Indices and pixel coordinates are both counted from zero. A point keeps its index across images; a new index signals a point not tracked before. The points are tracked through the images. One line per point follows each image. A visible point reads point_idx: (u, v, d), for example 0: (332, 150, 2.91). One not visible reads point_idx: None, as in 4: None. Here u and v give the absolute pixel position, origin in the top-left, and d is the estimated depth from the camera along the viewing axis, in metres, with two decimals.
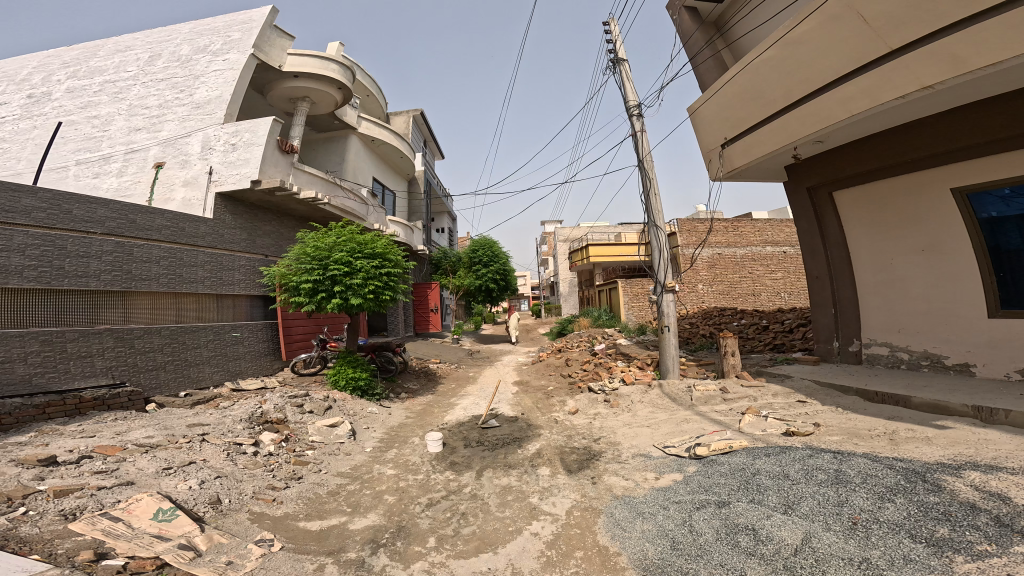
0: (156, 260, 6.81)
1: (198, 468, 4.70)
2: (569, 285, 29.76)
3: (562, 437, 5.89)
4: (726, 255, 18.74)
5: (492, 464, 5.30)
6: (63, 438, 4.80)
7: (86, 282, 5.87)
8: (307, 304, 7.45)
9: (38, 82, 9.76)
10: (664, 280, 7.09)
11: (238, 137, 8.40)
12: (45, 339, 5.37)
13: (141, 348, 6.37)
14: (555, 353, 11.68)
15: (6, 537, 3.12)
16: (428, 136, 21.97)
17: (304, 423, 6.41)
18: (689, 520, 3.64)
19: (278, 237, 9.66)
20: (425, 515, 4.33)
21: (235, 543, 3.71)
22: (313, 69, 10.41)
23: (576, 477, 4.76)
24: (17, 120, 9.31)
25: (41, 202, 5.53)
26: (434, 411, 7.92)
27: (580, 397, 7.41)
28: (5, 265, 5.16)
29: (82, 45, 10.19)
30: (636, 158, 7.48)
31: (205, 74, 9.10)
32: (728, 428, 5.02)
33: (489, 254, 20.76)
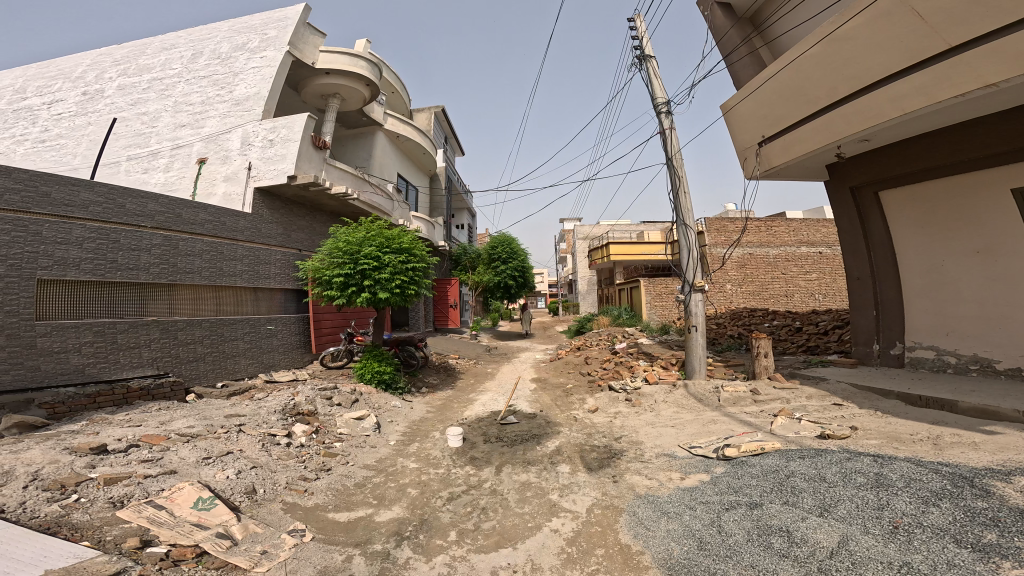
0: (199, 253, 7.11)
1: (235, 458, 4.88)
2: (589, 284, 29.61)
3: (584, 435, 5.81)
4: (758, 254, 18.24)
5: (511, 460, 5.30)
6: (111, 427, 5.06)
7: (136, 274, 6.18)
8: (339, 297, 7.66)
9: (92, 79, 10.39)
10: (693, 279, 6.92)
11: (275, 133, 8.70)
12: (98, 330, 5.67)
13: (184, 340, 6.67)
14: (574, 351, 11.60)
15: (60, 524, 3.35)
16: (450, 133, 22.28)
17: (333, 416, 6.55)
18: (719, 520, 3.58)
19: (311, 234, 9.96)
20: (447, 509, 4.36)
21: (269, 533, 3.85)
22: (342, 66, 10.73)
23: (597, 474, 4.69)
24: (74, 116, 9.98)
25: (98, 196, 5.86)
26: (454, 406, 7.99)
27: (601, 395, 7.32)
28: (64, 258, 5.47)
29: (130, 44, 10.80)
30: (665, 155, 7.38)
31: (243, 71, 9.51)
32: (759, 429, 4.83)
33: (507, 251, 20.94)
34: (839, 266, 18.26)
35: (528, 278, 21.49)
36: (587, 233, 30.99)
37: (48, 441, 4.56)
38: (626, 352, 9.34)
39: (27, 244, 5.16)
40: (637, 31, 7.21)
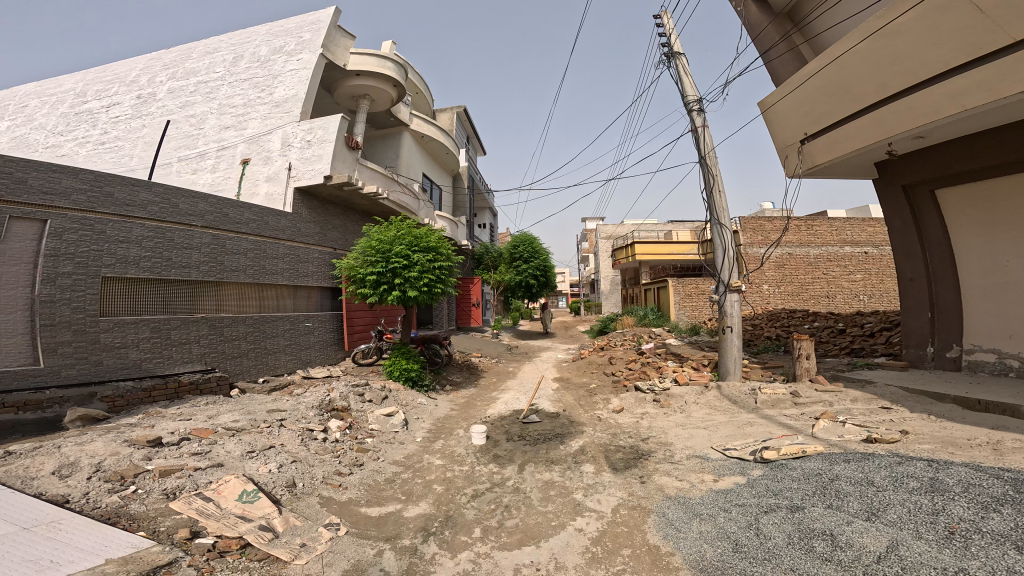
0: (244, 252, 7.49)
1: (277, 452, 5.07)
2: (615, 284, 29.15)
3: (608, 435, 5.68)
4: (798, 254, 17.48)
5: (535, 458, 5.25)
6: (165, 421, 5.36)
7: (187, 272, 6.58)
8: (371, 296, 7.90)
9: (145, 83, 11.20)
10: (729, 279, 6.72)
11: (312, 134, 9.08)
12: (154, 326, 6.07)
13: (230, 336, 7.03)
14: (598, 351, 11.36)
15: (119, 514, 3.63)
16: (472, 133, 22.59)
17: (365, 412, 6.70)
18: (756, 523, 3.45)
19: (345, 233, 10.28)
20: (471, 506, 4.36)
21: (307, 526, 4.01)
22: (372, 67, 11.11)
23: (623, 475, 4.58)
24: (130, 119, 10.78)
25: (155, 197, 6.28)
26: (477, 403, 8.02)
27: (627, 395, 7.12)
28: (127, 256, 5.89)
29: (178, 49, 11.56)
30: (698, 154, 7.26)
31: (282, 74, 10.03)
32: (799, 432, 4.58)
33: (529, 249, 20.73)
34: (887, 266, 17.25)
35: (550, 277, 21.11)
36: (612, 233, 30.38)
37: (109, 434, 4.89)
38: (653, 352, 9.08)
39: (92, 243, 5.58)
40: (664, 28, 7.13)
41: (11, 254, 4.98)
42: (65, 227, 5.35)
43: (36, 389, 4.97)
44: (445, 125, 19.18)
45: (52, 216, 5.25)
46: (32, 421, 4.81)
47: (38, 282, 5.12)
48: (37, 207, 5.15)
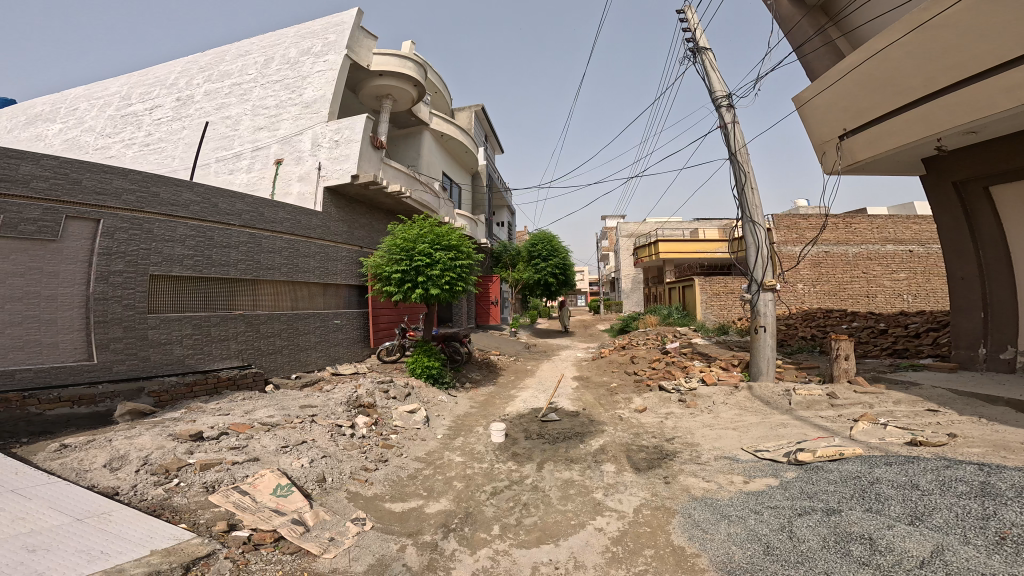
0: (279, 250, 7.74)
1: (309, 446, 5.18)
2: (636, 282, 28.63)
3: (630, 435, 5.54)
4: (836, 253, 16.70)
5: (554, 457, 5.18)
6: (206, 415, 5.55)
7: (226, 270, 6.81)
8: (397, 294, 8.06)
9: (183, 86, 11.50)
10: (763, 278, 6.51)
11: (339, 134, 9.26)
12: (196, 324, 6.32)
13: (265, 333, 7.28)
14: (618, 351, 11.06)
15: (164, 507, 3.84)
16: (489, 131, 22.58)
17: (390, 408, 6.80)
18: (789, 526, 3.31)
19: (371, 232, 10.47)
20: (490, 503, 4.35)
21: (336, 520, 4.12)
22: (395, 67, 11.32)
23: (646, 475, 4.47)
24: (172, 121, 11.19)
25: (197, 196, 6.48)
26: (496, 401, 8.03)
27: (650, 395, 6.91)
28: (172, 255, 6.14)
29: (212, 51, 11.81)
30: (728, 151, 7.11)
31: (310, 75, 10.28)
32: (837, 435, 4.35)
33: (546, 249, 20.99)
34: (933, 266, 16.42)
35: (569, 275, 21.35)
36: (634, 231, 29.79)
37: (155, 428, 5.10)
38: (678, 352, 8.82)
39: (140, 242, 5.82)
40: (688, 23, 7.05)
41: (69, 251, 5.27)
42: (117, 226, 5.61)
43: (89, 384, 5.25)
44: (464, 124, 19.23)
45: (105, 216, 5.51)
46: (85, 415, 5.09)
47: (92, 280, 5.39)
48: (91, 207, 5.41)
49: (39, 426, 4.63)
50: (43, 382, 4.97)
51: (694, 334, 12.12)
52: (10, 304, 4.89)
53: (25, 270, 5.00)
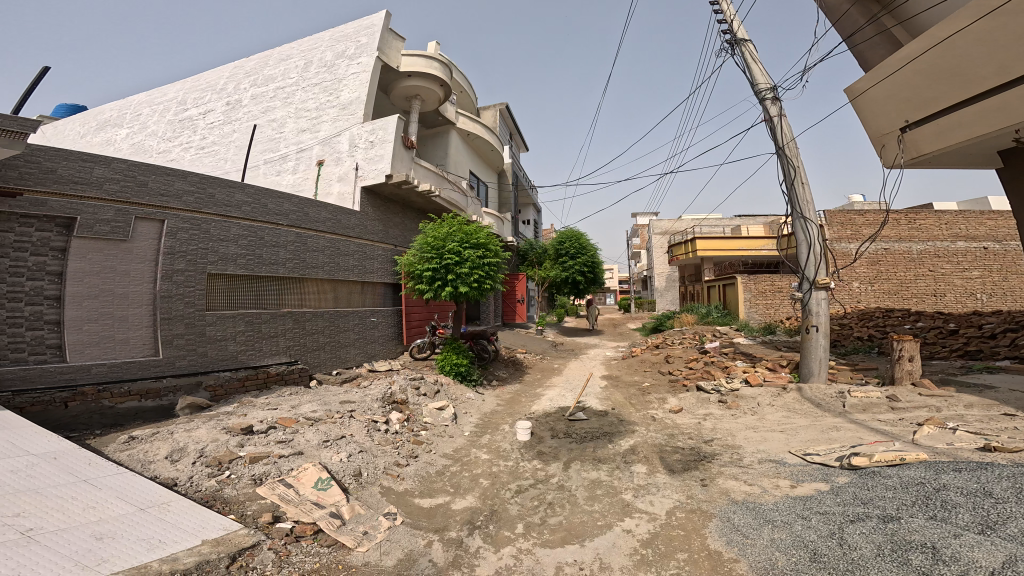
0: (322, 249, 8.02)
1: (348, 441, 5.31)
2: (670, 280, 27.65)
3: (663, 436, 5.28)
4: (897, 250, 15.52)
5: (582, 456, 5.03)
6: (256, 410, 5.79)
7: (276, 269, 7.14)
8: (427, 292, 8.19)
9: (231, 90, 12.00)
10: (816, 277, 6.19)
11: (374, 134, 9.41)
12: (248, 321, 6.63)
13: (310, 330, 7.61)
14: (652, 351, 10.59)
15: (216, 498, 4.08)
16: (512, 129, 21.97)
17: (420, 405, 6.88)
18: (840, 532, 3.05)
19: (405, 231, 10.60)
20: (515, 501, 4.30)
21: (369, 514, 4.21)
22: (421, 67, 11.21)
23: (682, 477, 4.28)
24: (224, 125, 11.60)
25: (248, 198, 6.81)
26: (522, 399, 7.97)
27: (686, 395, 6.53)
28: (226, 254, 6.46)
29: (256, 56, 12.24)
30: (776, 145, 6.87)
31: (346, 77, 10.41)
32: (897, 439, 3.99)
33: (575, 246, 20.03)
34: (1009, 264, 15.30)
35: (598, 274, 20.52)
36: (669, 229, 28.72)
37: (210, 422, 5.38)
38: (718, 353, 8.37)
39: (199, 242, 6.18)
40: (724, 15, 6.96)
41: (138, 250, 5.68)
42: (180, 227, 5.99)
43: (155, 378, 5.61)
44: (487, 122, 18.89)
45: (168, 216, 5.89)
46: (151, 408, 5.48)
47: (158, 278, 5.77)
48: (155, 207, 5.79)
49: (112, 419, 5.06)
50: (116, 376, 5.36)
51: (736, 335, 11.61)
52: (89, 302, 5.33)
53: (100, 269, 5.42)
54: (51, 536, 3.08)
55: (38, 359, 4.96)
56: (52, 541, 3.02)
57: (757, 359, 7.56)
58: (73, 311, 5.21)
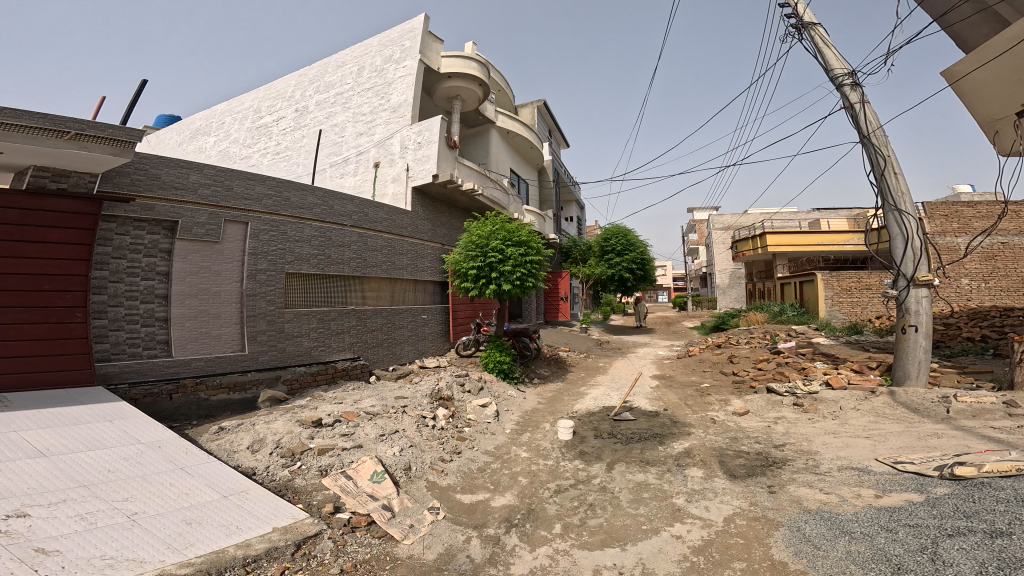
0: (380, 249, 8.42)
1: (399, 435, 5.39)
2: (733, 277, 25.07)
3: (724, 439, 4.81)
4: (1017, 244, 13.66)
5: (627, 458, 4.72)
6: (326, 404, 6.16)
7: (342, 268, 7.61)
8: (472, 289, 8.35)
9: (299, 97, 12.19)
10: (915, 273, 5.91)
11: (422, 135, 9.71)
12: (320, 318, 7.14)
13: (372, 327, 8.07)
14: (714, 351, 9.85)
15: (288, 489, 4.32)
16: (553, 125, 20.87)
17: (465, 402, 6.84)
18: (933, 547, 2.55)
19: (451, 230, 10.82)
20: (553, 501, 4.14)
21: (415, 507, 4.25)
22: (459, 67, 10.95)
23: (745, 483, 3.87)
24: (295, 131, 11.92)
25: (317, 199, 7.31)
26: (565, 398, 7.75)
27: (754, 398, 5.96)
28: (301, 254, 6.97)
29: (317, 63, 12.33)
30: (861, 133, 6.52)
31: (395, 81, 10.52)
32: (1013, 448, 3.36)
33: (622, 242, 19.02)
34: None
35: (648, 270, 19.42)
36: (732, 224, 25.79)
37: (287, 414, 5.75)
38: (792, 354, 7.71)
39: (277, 242, 6.68)
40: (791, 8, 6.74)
41: (227, 250, 6.17)
42: (261, 228, 6.48)
43: (242, 372, 6.15)
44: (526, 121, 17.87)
45: (251, 218, 6.37)
46: (239, 400, 6.06)
47: (245, 277, 6.28)
48: (241, 211, 6.27)
49: (206, 410, 5.67)
50: (211, 370, 5.90)
51: (815, 335, 10.58)
52: (190, 300, 5.82)
53: (197, 269, 5.90)
54: (151, 520, 3.37)
55: (150, 354, 5.50)
56: (152, 524, 3.32)
57: (840, 361, 6.96)
58: (178, 309, 5.72)
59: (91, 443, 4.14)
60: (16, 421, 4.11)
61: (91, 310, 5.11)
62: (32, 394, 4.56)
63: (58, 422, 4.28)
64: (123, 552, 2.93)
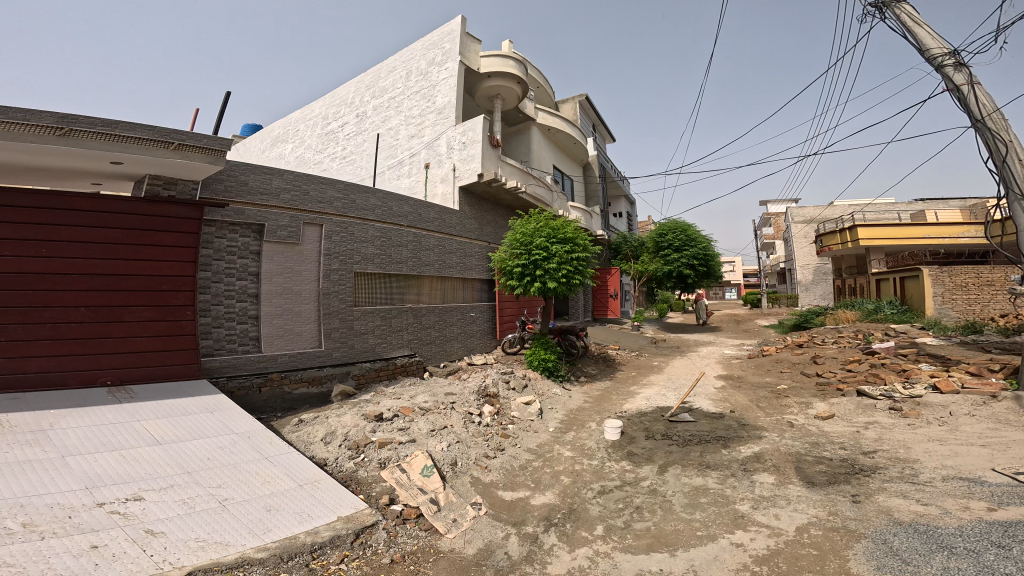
0: (431, 248, 8.89)
1: (447, 431, 5.40)
2: (818, 273, 26.43)
3: (802, 444, 4.30)
4: None
5: (684, 461, 4.34)
6: (385, 398, 6.44)
7: (401, 267, 8.15)
8: (517, 287, 8.42)
9: (359, 103, 13.11)
10: None
11: (465, 135, 10.03)
12: (382, 314, 7.70)
13: (426, 323, 8.56)
14: (794, 351, 9.11)
15: (351, 480, 4.48)
16: (597, 119, 20.53)
17: (510, 400, 6.75)
18: None
19: (496, 228, 11.20)
20: (597, 502, 3.90)
21: (458, 502, 4.21)
22: (498, 68, 11.37)
23: (823, 492, 3.36)
24: (358, 137, 12.81)
25: (378, 201, 7.87)
26: (614, 397, 7.44)
27: (841, 401, 5.55)
28: (366, 255, 7.56)
29: (371, 69, 13.06)
30: (975, 116, 6.08)
31: (439, 83, 11.00)
32: None
33: (681, 238, 18.05)
34: None
35: (713, 266, 18.27)
36: (811, 216, 27.15)
37: (355, 408, 6.05)
38: (891, 354, 7.08)
39: (346, 242, 7.30)
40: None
41: (306, 251, 6.85)
42: (334, 230, 7.13)
43: (318, 367, 6.75)
44: (568, 116, 18.07)
45: (325, 221, 7.03)
46: (316, 393, 6.63)
47: (321, 277, 6.93)
48: (317, 214, 6.94)
49: (289, 403, 6.25)
50: (295, 364, 6.54)
51: (920, 336, 9.25)
52: (276, 299, 6.50)
53: (281, 269, 6.57)
54: (236, 505, 3.63)
55: (244, 349, 6.18)
56: (239, 510, 3.58)
57: (952, 363, 6.15)
58: (267, 307, 6.39)
59: (196, 432, 4.58)
60: (140, 411, 4.70)
61: (199, 309, 5.84)
62: (150, 384, 5.29)
63: (172, 412, 4.84)
64: (213, 536, 3.21)
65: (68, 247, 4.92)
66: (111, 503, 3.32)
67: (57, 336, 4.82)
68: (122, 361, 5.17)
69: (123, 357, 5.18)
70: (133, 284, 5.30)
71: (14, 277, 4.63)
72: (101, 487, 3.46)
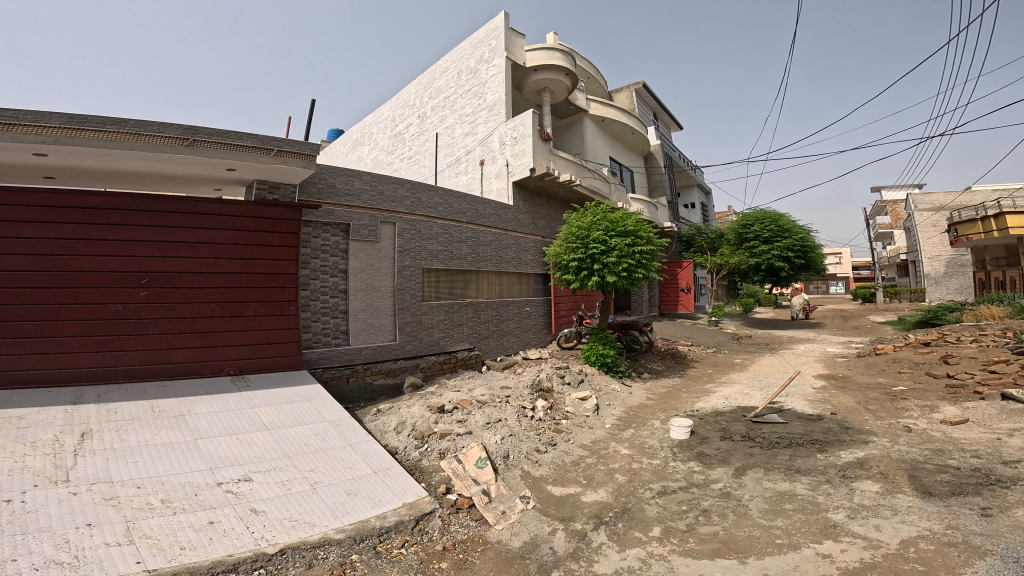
0: (489, 243, 9.21)
1: (500, 424, 5.31)
2: (952, 265, 22.88)
3: (922, 451, 3.64)
4: None
5: (764, 464, 3.82)
6: (450, 391, 6.58)
7: (461, 262, 8.56)
8: (574, 282, 8.29)
9: (420, 105, 14.07)
10: None
11: (516, 130, 10.25)
12: (445, 310, 8.13)
13: (485, 318, 8.92)
14: (915, 351, 7.65)
15: (416, 468, 4.56)
16: (655, 107, 19.71)
17: (565, 394, 6.53)
18: None
19: (552, 222, 11.32)
20: (654, 503, 3.54)
21: (508, 494, 4.07)
22: (544, 61, 11.52)
23: (944, 507, 2.72)
24: (421, 137, 13.74)
25: (439, 199, 8.28)
26: (679, 395, 6.88)
27: (978, 406, 4.60)
28: (432, 251, 8.04)
29: (428, 71, 13.91)
30: None
31: (488, 81, 11.40)
32: None
33: (771, 229, 16.23)
34: None
35: (812, 257, 16.30)
36: (941, 202, 23.64)
37: (421, 400, 6.26)
38: None
39: (415, 240, 7.83)
40: None
41: (383, 248, 7.43)
42: (405, 228, 7.68)
43: (393, 360, 7.28)
44: (623, 105, 17.58)
45: (398, 219, 7.61)
46: (391, 384, 7.21)
47: (396, 273, 7.48)
48: (390, 213, 7.53)
49: (371, 394, 6.90)
50: (377, 356, 7.11)
51: None
52: (361, 294, 7.10)
53: (365, 266, 7.19)
54: (322, 488, 3.84)
55: (336, 342, 6.80)
56: (325, 493, 3.78)
57: None
58: (354, 302, 7.00)
59: (297, 419, 5.00)
60: (254, 400, 5.27)
61: (302, 304, 6.54)
62: (265, 374, 5.99)
63: (276, 400, 5.35)
64: (302, 516, 3.43)
65: (201, 250, 5.78)
66: (227, 483, 3.69)
67: (193, 330, 5.63)
68: (241, 353, 5.92)
69: (243, 350, 5.92)
70: (249, 283, 6.07)
71: (163, 277, 5.51)
72: (222, 467, 3.87)
